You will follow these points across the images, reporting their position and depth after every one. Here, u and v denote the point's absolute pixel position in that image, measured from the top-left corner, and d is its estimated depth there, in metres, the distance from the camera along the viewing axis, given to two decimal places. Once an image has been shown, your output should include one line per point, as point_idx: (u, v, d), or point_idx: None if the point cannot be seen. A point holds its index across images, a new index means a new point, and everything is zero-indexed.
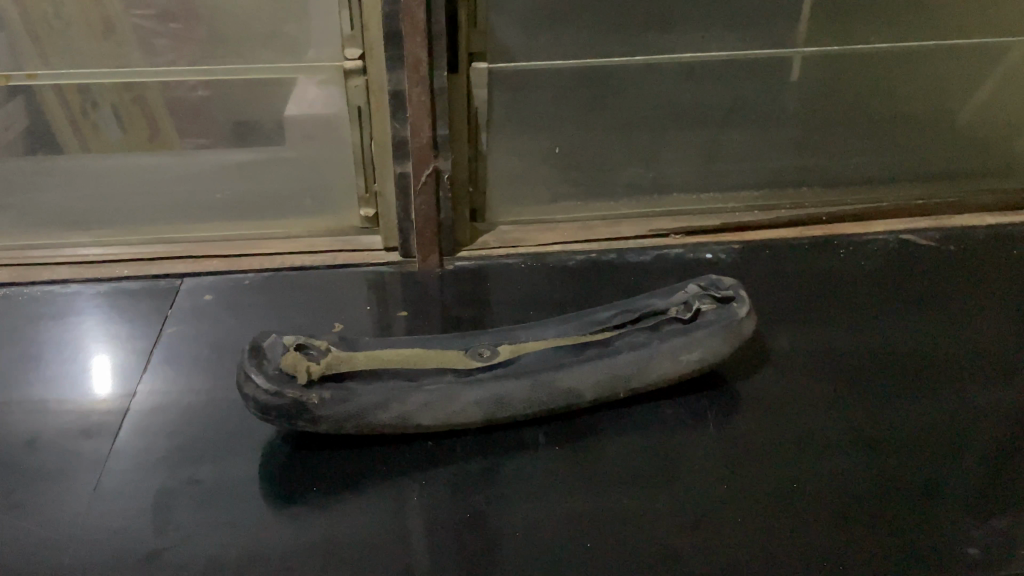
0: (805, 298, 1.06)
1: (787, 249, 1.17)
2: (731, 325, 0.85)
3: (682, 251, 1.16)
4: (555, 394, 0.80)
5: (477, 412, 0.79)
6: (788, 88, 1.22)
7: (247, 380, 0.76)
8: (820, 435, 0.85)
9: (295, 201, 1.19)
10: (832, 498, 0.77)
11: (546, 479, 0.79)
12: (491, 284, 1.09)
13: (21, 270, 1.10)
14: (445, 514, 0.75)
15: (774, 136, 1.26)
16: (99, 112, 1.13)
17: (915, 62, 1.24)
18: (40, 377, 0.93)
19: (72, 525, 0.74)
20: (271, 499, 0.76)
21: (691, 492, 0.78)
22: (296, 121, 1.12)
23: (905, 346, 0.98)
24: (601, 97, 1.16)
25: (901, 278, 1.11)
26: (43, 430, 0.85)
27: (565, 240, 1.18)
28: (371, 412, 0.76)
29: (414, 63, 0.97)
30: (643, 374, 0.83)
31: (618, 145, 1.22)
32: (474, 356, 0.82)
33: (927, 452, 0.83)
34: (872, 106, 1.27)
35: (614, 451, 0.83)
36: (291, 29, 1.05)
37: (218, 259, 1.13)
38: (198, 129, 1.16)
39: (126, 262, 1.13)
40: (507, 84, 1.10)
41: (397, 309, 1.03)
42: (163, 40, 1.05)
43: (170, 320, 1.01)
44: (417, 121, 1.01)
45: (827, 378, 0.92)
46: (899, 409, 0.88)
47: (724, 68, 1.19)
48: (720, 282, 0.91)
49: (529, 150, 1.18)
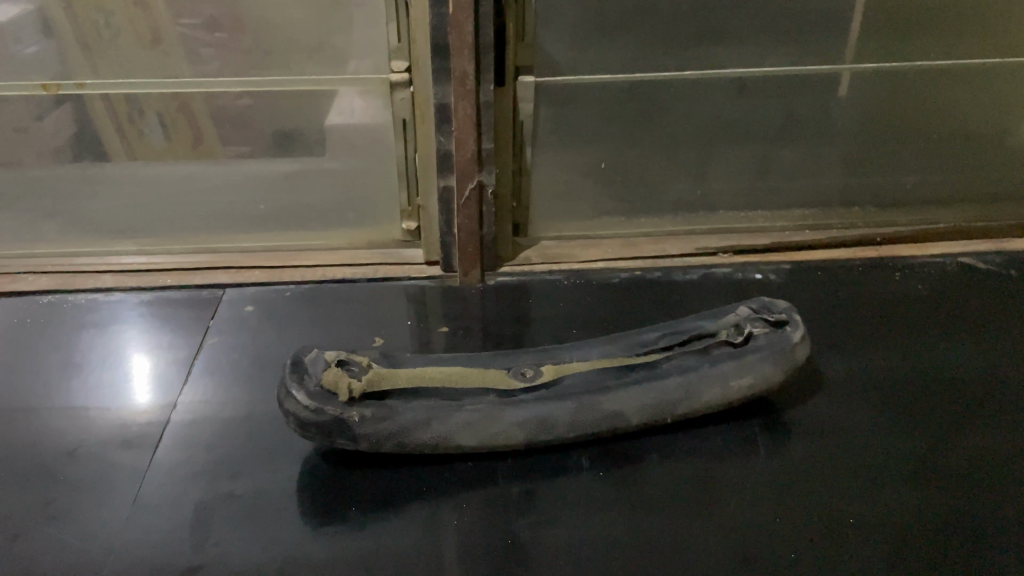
0: (859, 322, 1.03)
1: (838, 271, 1.14)
2: (785, 350, 0.82)
3: (731, 271, 1.14)
4: (599, 417, 0.78)
5: (520, 433, 0.77)
6: (839, 106, 1.18)
7: (287, 395, 0.75)
8: (874, 465, 0.81)
9: (336, 213, 1.18)
10: (888, 535, 0.74)
11: (589, 505, 0.77)
12: (535, 300, 1.07)
13: (67, 277, 1.13)
14: (486, 538, 0.73)
15: (824, 155, 1.22)
16: (145, 118, 1.13)
17: (976, 80, 1.19)
18: (82, 383, 0.93)
19: (110, 536, 0.73)
20: (309, 517, 0.75)
21: (739, 522, 0.75)
22: (337, 131, 1.12)
23: (964, 374, 0.94)
24: (648, 112, 1.14)
25: (958, 302, 1.07)
26: (84, 439, 0.85)
27: (609, 257, 1.16)
28: (412, 431, 0.75)
29: (460, 76, 0.96)
30: (691, 400, 0.80)
31: (664, 162, 1.19)
32: (518, 376, 0.80)
33: (991, 486, 0.79)
34: (931, 125, 1.22)
35: (659, 477, 0.80)
36: (336, 40, 1.04)
37: (260, 270, 1.14)
38: (241, 137, 1.14)
39: (168, 271, 1.14)
40: (553, 98, 1.09)
41: (438, 324, 1.02)
42: (210, 50, 1.06)
43: (211, 331, 1.01)
44: (462, 134, 0.99)
45: (880, 406, 0.89)
46: (959, 440, 0.84)
47: (774, 83, 1.14)
48: (772, 305, 0.88)
49: (572, 165, 1.16)
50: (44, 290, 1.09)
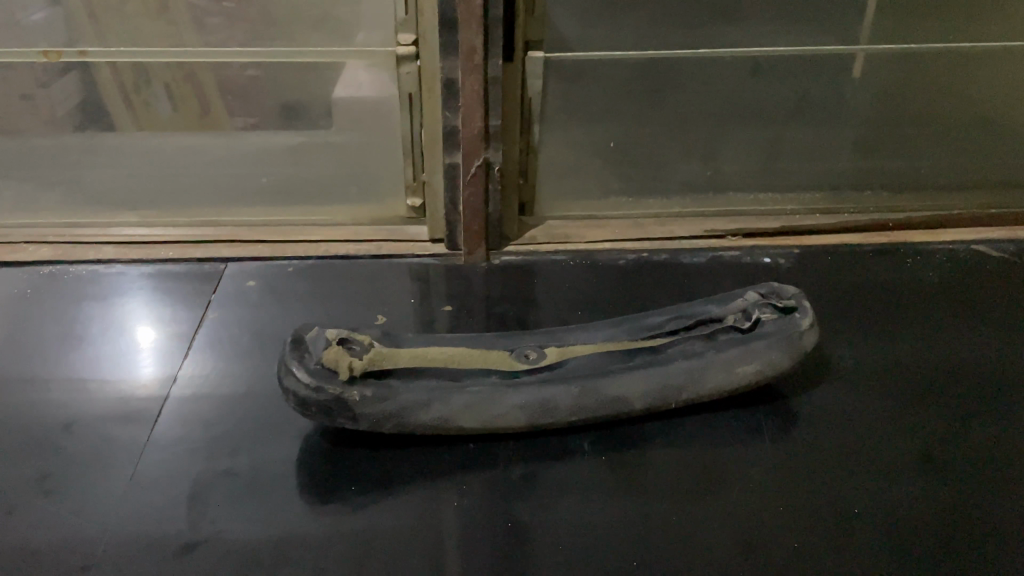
0: (868, 310, 1.01)
1: (849, 257, 1.12)
2: (793, 337, 0.81)
3: (740, 255, 1.12)
4: (603, 402, 0.77)
5: (522, 417, 0.76)
6: (852, 87, 1.16)
7: (287, 373, 0.74)
8: (879, 455, 0.80)
9: (339, 189, 1.17)
10: (893, 527, 0.73)
11: (590, 489, 0.76)
12: (539, 281, 1.06)
13: (67, 248, 1.12)
14: (486, 520, 0.73)
15: (835, 138, 1.20)
16: (151, 89, 1.13)
17: (995, 64, 1.16)
18: (83, 356, 0.92)
19: (107, 513, 0.73)
20: (308, 496, 0.74)
21: (741, 508, 0.74)
22: (343, 103, 1.10)
23: (974, 363, 0.93)
24: (659, 90, 1.11)
25: (969, 290, 1.05)
26: (82, 412, 0.84)
27: (616, 238, 1.15)
28: (412, 412, 0.74)
29: (468, 51, 0.93)
30: (697, 387, 0.78)
31: (673, 142, 1.17)
32: (521, 359, 0.79)
33: (996, 479, 0.78)
34: (946, 109, 1.20)
35: (661, 461, 0.79)
36: (343, 12, 1.02)
37: (262, 244, 1.13)
38: (249, 109, 1.15)
39: (170, 245, 1.13)
40: (563, 75, 1.06)
41: (442, 303, 1.01)
42: (217, 19, 1.04)
43: (212, 305, 1.00)
44: (469, 110, 0.97)
45: (889, 395, 0.88)
46: (967, 431, 0.83)
47: (789, 65, 1.12)
48: (781, 290, 0.87)
49: (581, 143, 1.14)
50: (44, 261, 1.09)
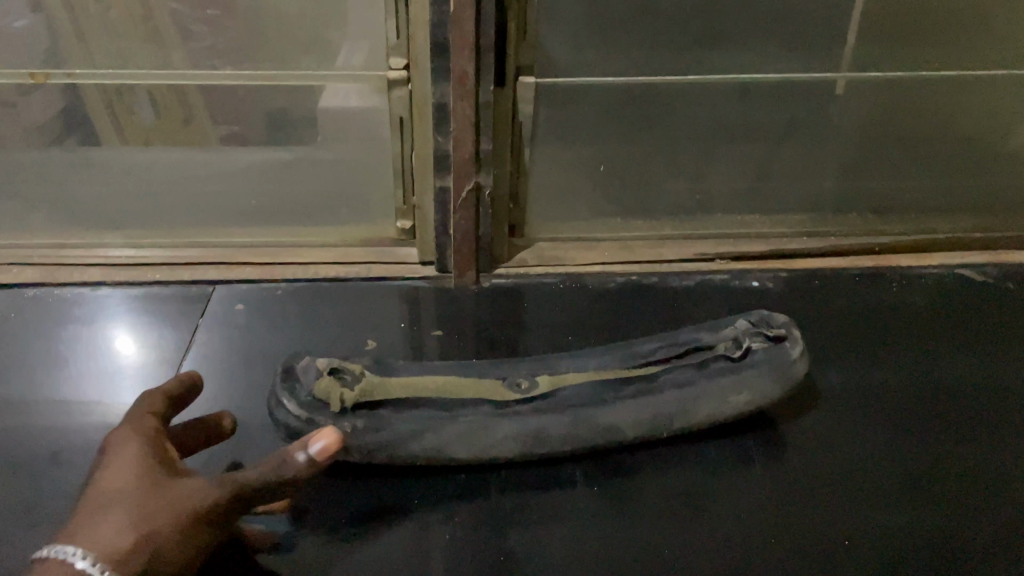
0: (856, 335, 1.02)
1: (838, 280, 1.13)
2: (784, 367, 0.81)
3: (729, 278, 1.12)
4: (595, 430, 0.77)
5: (514, 446, 0.76)
6: (841, 108, 1.20)
7: (279, 406, 0.75)
8: (869, 484, 0.81)
9: (329, 209, 1.17)
10: (882, 557, 0.73)
11: (583, 520, 0.76)
12: (528, 305, 1.05)
13: (53, 269, 1.09)
14: (476, 555, 0.72)
15: (820, 160, 1.23)
16: (133, 95, 1.15)
17: (972, 91, 1.20)
18: (69, 383, 0.91)
19: None
20: (298, 529, 0.73)
21: (731, 539, 0.74)
22: (324, 114, 1.11)
23: (960, 390, 0.93)
24: (650, 117, 1.14)
25: (954, 316, 1.06)
26: (68, 442, 0.82)
27: (606, 260, 1.14)
28: (404, 442, 0.73)
29: (459, 77, 0.93)
30: (687, 416, 0.79)
31: (661, 163, 1.19)
32: (513, 388, 0.79)
33: (984, 509, 0.78)
34: (927, 134, 1.23)
35: (653, 492, 0.79)
36: (331, 35, 1.03)
37: (251, 267, 1.11)
38: (230, 117, 1.16)
39: (158, 266, 1.11)
40: (554, 100, 1.06)
41: (432, 328, 1.00)
42: (199, 27, 1.05)
43: (200, 329, 0.99)
44: (460, 134, 0.97)
45: (877, 422, 0.88)
46: (954, 459, 0.84)
47: (773, 91, 1.16)
48: (771, 319, 0.88)
49: (573, 163, 1.15)
50: (29, 282, 1.06)
